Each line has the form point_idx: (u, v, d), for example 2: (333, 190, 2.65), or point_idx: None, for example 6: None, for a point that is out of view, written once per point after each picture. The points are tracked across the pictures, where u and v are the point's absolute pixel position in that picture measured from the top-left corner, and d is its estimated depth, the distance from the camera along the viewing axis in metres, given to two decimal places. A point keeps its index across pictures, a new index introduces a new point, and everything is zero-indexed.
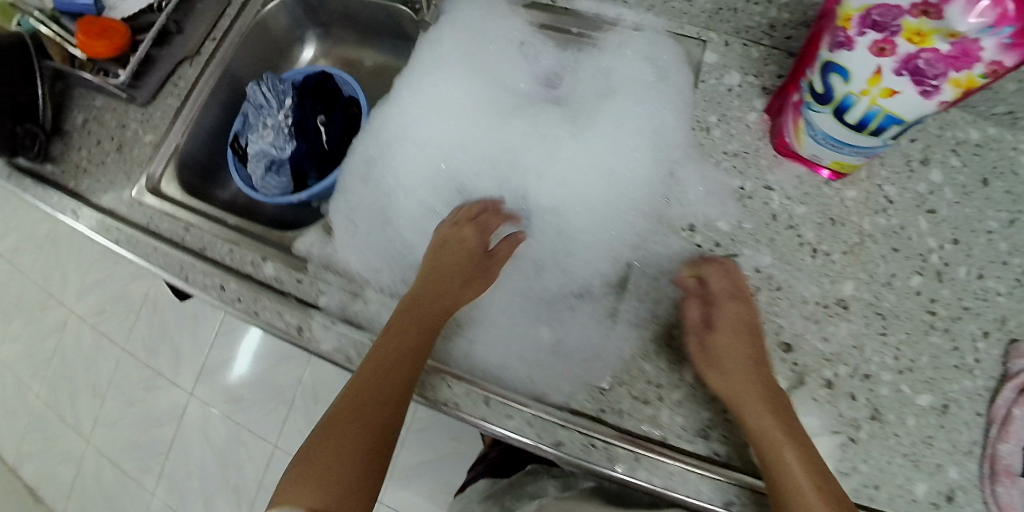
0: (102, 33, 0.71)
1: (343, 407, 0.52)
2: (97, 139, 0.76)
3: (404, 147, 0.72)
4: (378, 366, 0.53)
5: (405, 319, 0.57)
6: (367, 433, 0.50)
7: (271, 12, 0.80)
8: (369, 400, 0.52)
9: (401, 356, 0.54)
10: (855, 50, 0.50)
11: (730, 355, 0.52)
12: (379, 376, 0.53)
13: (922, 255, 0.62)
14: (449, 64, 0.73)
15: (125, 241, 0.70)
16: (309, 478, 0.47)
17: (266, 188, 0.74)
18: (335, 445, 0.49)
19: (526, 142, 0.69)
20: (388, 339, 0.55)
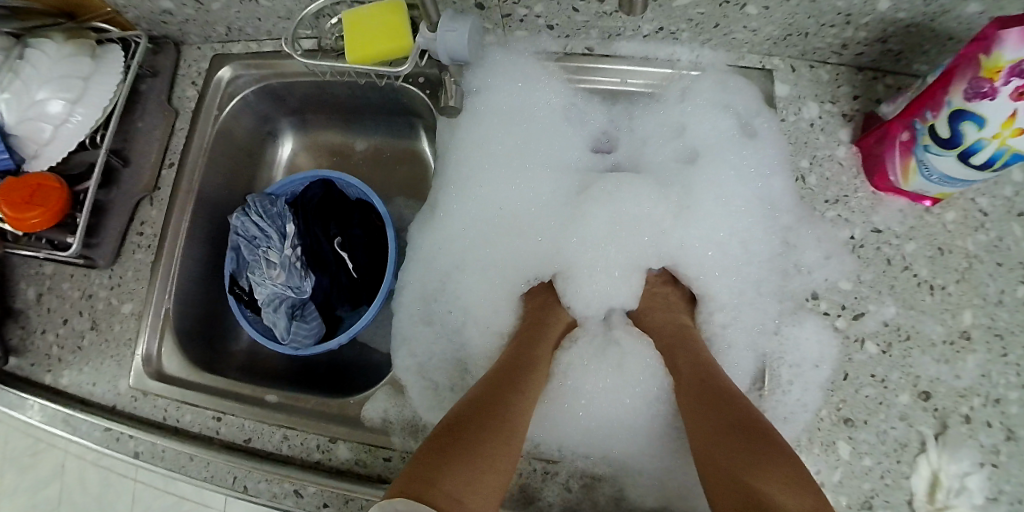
0: (33, 198, 0.57)
1: (462, 415, 0.46)
2: (62, 316, 0.64)
3: (471, 261, 0.65)
4: (499, 390, 0.49)
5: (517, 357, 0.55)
6: (495, 437, 0.45)
7: (233, 114, 0.68)
8: (493, 414, 0.47)
9: (522, 387, 0.51)
10: (998, 100, 0.43)
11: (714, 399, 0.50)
12: (501, 399, 0.48)
13: (1022, 262, 0.56)
14: (494, 156, 0.65)
15: (148, 453, 0.58)
16: (436, 469, 0.41)
17: (295, 338, 0.62)
18: (459, 440, 0.43)
19: (614, 222, 0.63)
20: (507, 368, 0.53)
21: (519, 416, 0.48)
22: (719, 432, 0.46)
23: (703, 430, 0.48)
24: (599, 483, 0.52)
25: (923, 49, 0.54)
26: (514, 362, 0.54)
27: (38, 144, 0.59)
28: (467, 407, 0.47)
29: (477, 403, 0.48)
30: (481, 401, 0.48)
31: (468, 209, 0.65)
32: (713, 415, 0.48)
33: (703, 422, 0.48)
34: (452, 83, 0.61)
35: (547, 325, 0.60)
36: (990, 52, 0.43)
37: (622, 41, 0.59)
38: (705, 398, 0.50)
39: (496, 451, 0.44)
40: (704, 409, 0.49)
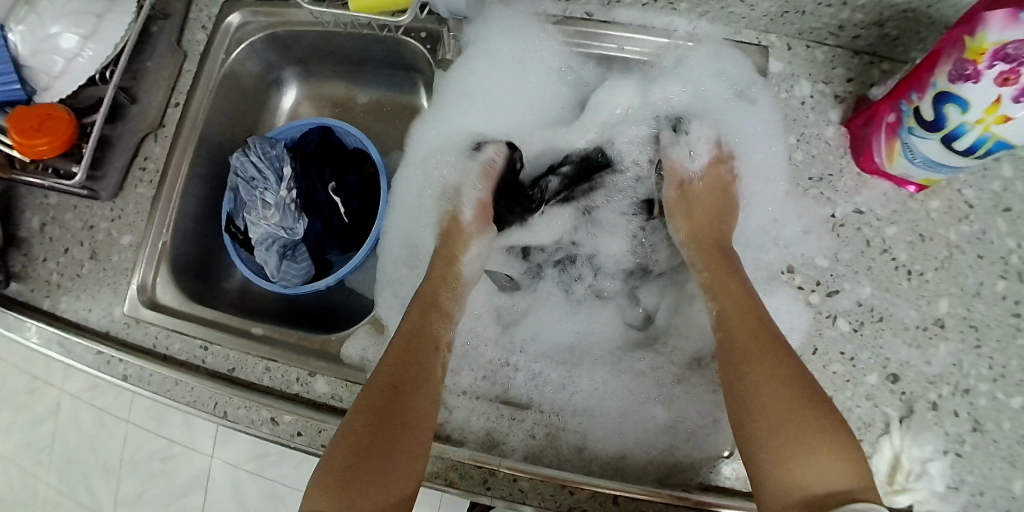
0: (41, 127, 0.59)
1: (348, 442, 0.47)
2: (63, 245, 0.67)
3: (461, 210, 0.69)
4: (385, 397, 0.50)
5: (405, 349, 0.54)
6: (381, 461, 0.46)
7: (239, 59, 0.71)
8: (389, 417, 0.49)
9: (412, 388, 0.51)
10: (981, 84, 0.43)
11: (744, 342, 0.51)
12: (388, 410, 0.49)
13: (1003, 257, 0.55)
14: (491, 113, 0.69)
15: (135, 377, 0.60)
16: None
17: (284, 278, 0.66)
18: (345, 477, 0.45)
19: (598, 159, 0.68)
20: (401, 358, 0.53)
21: (413, 420, 0.49)
22: (777, 393, 0.47)
23: (755, 386, 0.48)
24: (564, 433, 0.54)
25: (920, 36, 0.54)
26: (402, 365, 0.52)
27: (49, 76, 0.61)
28: (354, 426, 0.48)
29: (363, 420, 0.48)
30: (369, 417, 0.48)
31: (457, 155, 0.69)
32: (785, 370, 0.48)
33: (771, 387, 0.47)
34: (451, 37, 0.64)
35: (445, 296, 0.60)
36: (975, 33, 0.43)
37: (621, 8, 0.61)
38: (767, 351, 0.49)
39: (386, 474, 0.46)
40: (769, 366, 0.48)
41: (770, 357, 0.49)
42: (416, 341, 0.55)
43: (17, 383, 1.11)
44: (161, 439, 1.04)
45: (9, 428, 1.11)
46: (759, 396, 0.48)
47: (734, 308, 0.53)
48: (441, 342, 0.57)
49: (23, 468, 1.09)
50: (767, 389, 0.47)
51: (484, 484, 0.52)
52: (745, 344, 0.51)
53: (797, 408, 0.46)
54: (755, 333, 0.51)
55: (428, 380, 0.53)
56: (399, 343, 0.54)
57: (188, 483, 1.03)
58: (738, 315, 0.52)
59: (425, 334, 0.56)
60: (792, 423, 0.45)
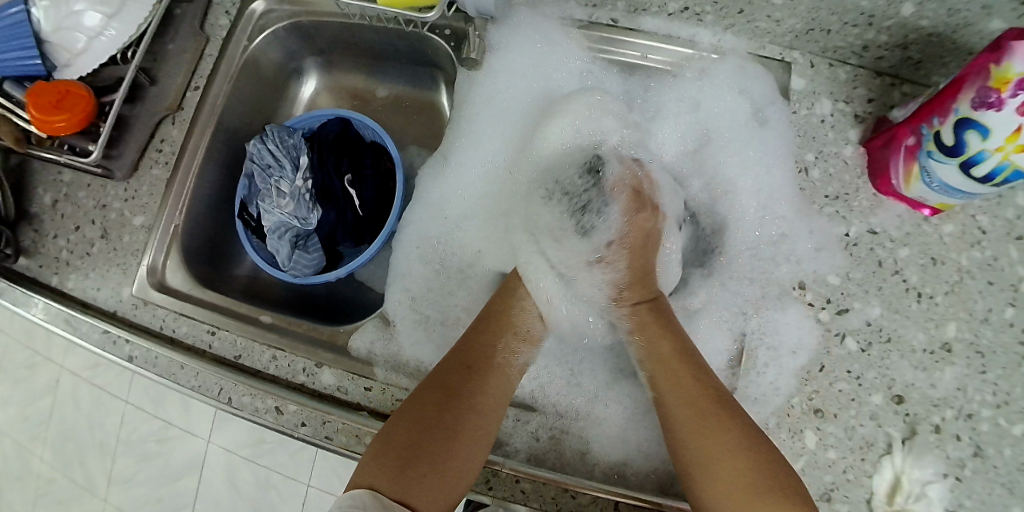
0: (60, 104, 0.59)
1: (419, 412, 0.51)
2: (75, 223, 0.66)
3: (472, 204, 0.69)
4: (459, 379, 0.54)
5: (498, 325, 0.59)
6: (450, 440, 0.50)
7: (261, 47, 0.71)
8: (457, 409, 0.52)
9: (486, 374, 0.55)
10: (1004, 112, 0.43)
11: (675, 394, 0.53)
12: (461, 391, 0.53)
13: (1012, 285, 0.55)
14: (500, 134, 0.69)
15: (141, 359, 0.60)
16: (394, 468, 0.48)
17: (296, 268, 0.67)
18: (413, 444, 0.50)
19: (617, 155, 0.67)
20: (476, 351, 0.57)
21: (483, 405, 0.53)
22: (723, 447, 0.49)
23: (716, 455, 0.49)
24: (566, 436, 0.55)
25: (943, 61, 0.55)
26: (476, 358, 0.56)
27: (71, 53, 0.61)
28: (427, 398, 0.52)
29: (437, 393, 0.53)
30: (443, 393, 0.53)
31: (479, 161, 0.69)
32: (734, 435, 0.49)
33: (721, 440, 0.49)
34: (476, 36, 0.65)
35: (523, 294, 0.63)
36: (1000, 62, 0.43)
37: (647, 17, 0.61)
38: (714, 419, 0.50)
39: (453, 448, 0.50)
40: (707, 425, 0.50)
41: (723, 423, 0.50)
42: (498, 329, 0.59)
43: (17, 357, 1.11)
44: (158, 420, 1.04)
45: (7, 401, 1.10)
46: (720, 467, 0.49)
47: (670, 380, 0.54)
48: (530, 323, 0.62)
49: (18, 442, 1.09)
50: (727, 460, 0.48)
51: (486, 484, 0.53)
52: (691, 414, 0.51)
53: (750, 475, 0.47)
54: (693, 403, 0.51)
55: (502, 369, 0.56)
56: (480, 329, 0.59)
57: (183, 466, 1.02)
58: (685, 399, 0.52)
59: (507, 323, 0.60)
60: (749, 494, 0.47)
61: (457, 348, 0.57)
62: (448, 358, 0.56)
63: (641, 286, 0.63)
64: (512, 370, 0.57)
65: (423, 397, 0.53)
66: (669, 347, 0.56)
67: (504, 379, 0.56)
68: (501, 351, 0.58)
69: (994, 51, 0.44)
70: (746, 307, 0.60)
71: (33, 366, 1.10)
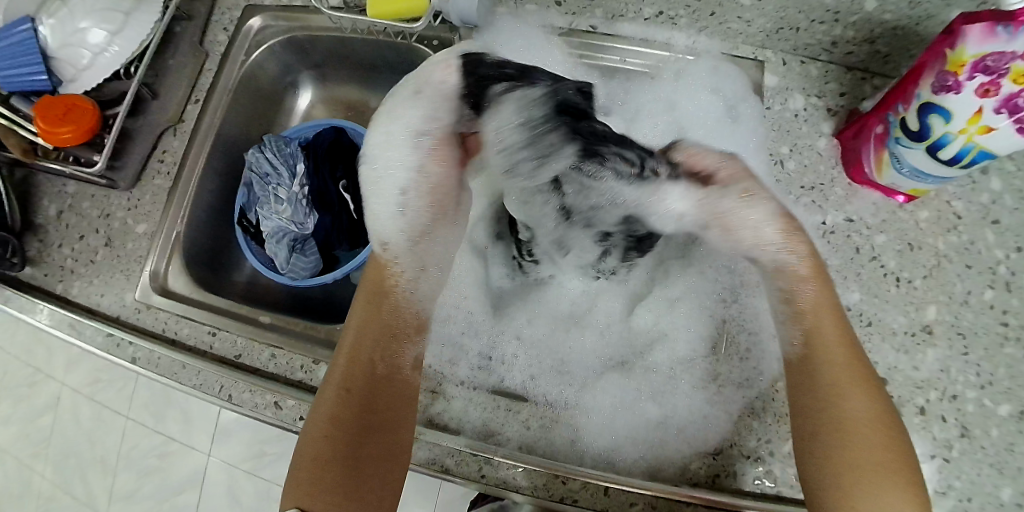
0: (66, 116, 0.61)
1: (313, 445, 0.50)
2: (79, 232, 0.69)
3: None
4: (353, 392, 0.52)
5: (377, 322, 0.56)
6: (353, 459, 0.50)
7: (258, 62, 0.74)
8: (364, 419, 0.51)
9: (377, 381, 0.53)
10: (963, 94, 0.45)
11: (828, 350, 0.50)
12: (351, 414, 0.51)
13: (991, 267, 0.56)
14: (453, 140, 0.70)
15: (143, 359, 0.62)
16: (306, 488, 0.48)
17: (293, 270, 0.70)
18: (315, 479, 0.48)
19: None
20: (364, 355, 0.54)
21: (384, 416, 0.52)
22: (876, 423, 0.47)
23: (862, 421, 0.47)
24: (557, 425, 0.57)
25: (910, 54, 0.57)
26: (365, 362, 0.54)
27: (76, 69, 0.64)
28: (320, 428, 0.50)
29: (337, 408, 0.51)
30: (335, 419, 0.50)
31: None
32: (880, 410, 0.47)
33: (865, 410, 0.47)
34: (462, 44, 0.69)
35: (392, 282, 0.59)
36: (955, 46, 0.46)
37: (625, 22, 0.65)
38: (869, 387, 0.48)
39: (365, 461, 0.50)
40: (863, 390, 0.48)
41: (877, 394, 0.48)
42: (374, 335, 0.55)
43: (20, 374, 1.12)
44: (158, 435, 1.05)
45: (9, 419, 1.12)
46: (866, 437, 0.46)
47: (825, 345, 0.50)
48: (407, 310, 0.59)
49: (20, 460, 1.10)
50: (871, 418, 0.47)
51: (478, 471, 0.54)
52: (834, 375, 0.49)
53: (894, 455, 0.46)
54: (858, 367, 0.49)
55: (385, 370, 0.54)
56: (362, 328, 0.55)
57: (186, 478, 1.03)
58: (848, 358, 0.49)
59: (387, 319, 0.57)
60: (891, 461, 0.46)
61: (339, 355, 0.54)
62: (337, 365, 0.54)
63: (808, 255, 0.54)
64: (397, 373, 0.55)
65: (320, 414, 0.51)
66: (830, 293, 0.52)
67: (393, 384, 0.54)
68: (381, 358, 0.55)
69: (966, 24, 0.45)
70: (728, 296, 0.61)
71: (37, 381, 1.11)
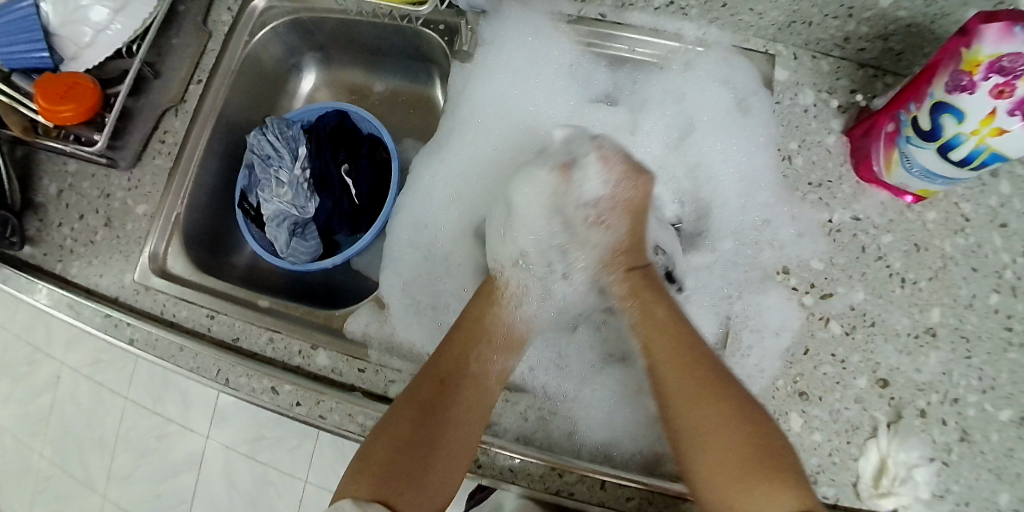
0: (66, 95, 0.61)
1: (396, 429, 0.50)
2: (79, 212, 0.68)
3: (451, 184, 0.71)
4: (436, 392, 0.53)
5: (473, 334, 0.58)
6: (422, 454, 0.50)
7: (261, 43, 0.73)
8: (440, 418, 0.52)
9: (463, 385, 0.55)
10: (978, 95, 0.44)
11: (664, 364, 0.53)
12: (437, 408, 0.52)
13: (998, 271, 0.55)
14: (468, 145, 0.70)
15: (141, 341, 0.62)
16: (374, 474, 0.48)
17: (293, 254, 0.70)
18: (389, 461, 0.48)
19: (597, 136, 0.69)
20: (455, 361, 0.56)
21: (461, 418, 0.52)
22: (707, 425, 0.48)
23: (700, 426, 0.48)
24: (554, 418, 0.56)
25: (923, 51, 0.56)
26: (452, 366, 0.55)
27: (77, 46, 0.63)
28: (404, 413, 0.51)
29: (417, 402, 0.52)
30: (419, 408, 0.52)
31: (459, 147, 0.71)
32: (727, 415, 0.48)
33: (702, 416, 0.49)
34: (469, 30, 0.67)
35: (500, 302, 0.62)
36: (971, 45, 0.45)
37: (635, 12, 0.63)
38: (711, 399, 0.49)
39: (433, 458, 0.50)
40: (691, 401, 0.49)
41: (715, 401, 0.49)
42: (476, 338, 0.58)
43: (19, 353, 1.12)
44: (156, 417, 1.05)
45: (8, 397, 1.12)
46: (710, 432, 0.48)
47: (672, 361, 0.53)
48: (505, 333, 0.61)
49: (18, 438, 1.11)
50: (703, 425, 0.48)
51: (475, 462, 0.54)
52: (668, 393, 0.52)
53: (739, 454, 0.46)
54: (693, 377, 0.51)
55: (475, 379, 0.56)
56: (455, 336, 0.58)
57: (182, 460, 1.03)
58: (674, 373, 0.52)
59: (484, 331, 0.59)
60: (739, 461, 0.46)
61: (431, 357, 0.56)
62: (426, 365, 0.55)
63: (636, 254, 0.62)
64: (491, 378, 0.57)
65: (403, 406, 0.52)
66: (657, 302, 0.57)
67: (484, 385, 0.56)
68: (478, 359, 0.57)
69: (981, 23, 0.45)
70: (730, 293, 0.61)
71: (36, 360, 1.11)
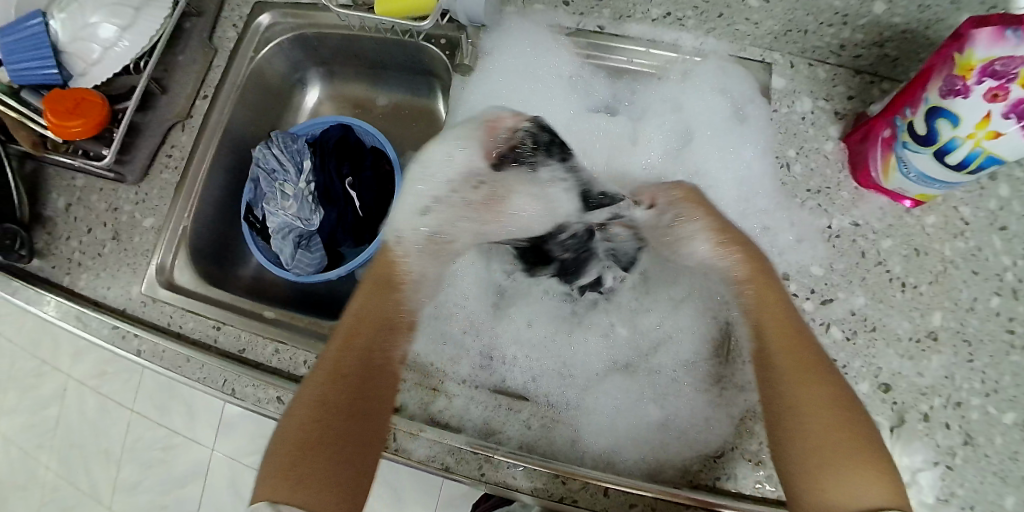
0: (76, 111, 0.62)
1: (297, 429, 0.48)
2: (87, 225, 0.69)
3: None
4: (342, 389, 0.51)
5: (369, 325, 0.56)
6: (337, 453, 0.49)
7: (267, 58, 0.75)
8: (349, 415, 0.50)
9: (368, 378, 0.53)
10: (971, 99, 0.45)
11: (777, 339, 0.50)
12: (338, 404, 0.50)
13: (997, 274, 0.56)
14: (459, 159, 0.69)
15: (149, 352, 0.62)
16: (287, 478, 0.46)
17: (298, 266, 0.70)
18: (303, 461, 0.47)
19: (600, 143, 0.69)
20: (355, 353, 0.53)
21: (370, 412, 0.52)
22: (814, 410, 0.46)
23: (813, 410, 0.46)
24: (558, 425, 0.57)
25: (919, 57, 0.57)
26: (355, 356, 0.53)
27: (86, 63, 0.65)
28: (305, 412, 0.49)
29: (323, 401, 0.50)
30: (321, 403, 0.50)
31: None
32: (829, 387, 0.47)
33: (815, 398, 0.46)
34: (469, 43, 0.69)
35: (393, 288, 0.59)
36: (963, 50, 0.45)
37: (633, 23, 0.64)
38: (813, 376, 0.47)
39: (348, 458, 0.49)
40: (808, 382, 0.47)
41: (820, 379, 0.47)
42: (369, 326, 0.56)
43: (27, 365, 1.13)
44: (162, 428, 1.05)
45: (16, 409, 1.13)
46: (812, 415, 0.46)
47: (776, 330, 0.51)
48: (401, 319, 0.59)
49: (26, 450, 1.12)
50: (816, 409, 0.46)
51: (479, 470, 0.54)
52: (772, 374, 0.49)
53: (844, 437, 0.45)
54: (800, 361, 0.48)
55: (378, 368, 0.55)
56: (352, 328, 0.55)
57: (189, 471, 1.04)
58: (788, 355, 0.49)
59: (382, 318, 0.57)
60: (842, 448, 0.44)
61: (329, 349, 0.53)
62: (326, 359, 0.53)
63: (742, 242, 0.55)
64: (394, 365, 0.56)
65: (309, 402, 0.50)
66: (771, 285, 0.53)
67: (385, 374, 0.55)
68: (378, 348, 0.55)
69: (978, 24, 0.45)
70: None
71: (44, 372, 1.12)
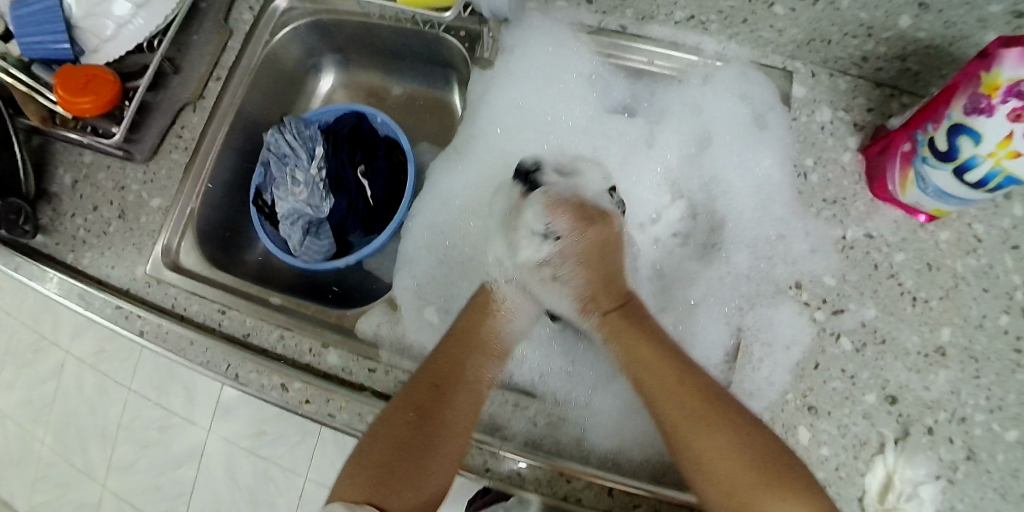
0: (86, 87, 0.61)
1: (392, 429, 0.51)
2: (93, 203, 0.68)
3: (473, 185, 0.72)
4: (429, 397, 0.54)
5: (463, 345, 0.59)
6: (416, 456, 0.51)
7: (282, 43, 0.74)
8: (435, 423, 0.52)
9: (456, 390, 0.55)
10: (995, 118, 0.45)
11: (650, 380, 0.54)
12: (430, 411, 0.53)
13: (1008, 293, 0.56)
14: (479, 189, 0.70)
15: (151, 334, 0.61)
16: (369, 476, 0.49)
17: (306, 253, 0.71)
18: (385, 459, 0.50)
19: (617, 143, 0.71)
20: (447, 367, 0.56)
21: (455, 422, 0.53)
22: (714, 446, 0.49)
23: (712, 448, 0.49)
24: (565, 424, 0.57)
25: (941, 73, 0.56)
26: (447, 369, 0.56)
27: (98, 40, 0.65)
28: (400, 416, 0.52)
29: (411, 406, 0.53)
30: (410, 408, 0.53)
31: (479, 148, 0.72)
32: (726, 422, 0.49)
33: (714, 440, 0.49)
34: (490, 37, 0.69)
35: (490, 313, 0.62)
36: (990, 68, 0.45)
37: (655, 24, 0.64)
38: (705, 417, 0.50)
39: (427, 463, 0.51)
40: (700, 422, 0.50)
41: (715, 417, 0.49)
42: (465, 347, 0.59)
43: (24, 340, 1.12)
44: (158, 410, 1.04)
45: (11, 384, 1.12)
46: (713, 452, 0.49)
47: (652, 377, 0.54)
48: (496, 341, 0.61)
49: (20, 426, 1.11)
50: (717, 449, 0.48)
51: (484, 465, 0.54)
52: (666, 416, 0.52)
53: (752, 470, 0.47)
54: (682, 401, 0.51)
55: (468, 384, 0.56)
56: (448, 345, 0.58)
57: (183, 454, 1.03)
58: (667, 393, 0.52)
59: (476, 339, 0.60)
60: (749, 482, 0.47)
61: (427, 360, 0.57)
62: (421, 370, 0.56)
63: (609, 293, 0.61)
64: (484, 385, 0.57)
65: (399, 406, 0.53)
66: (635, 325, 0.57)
67: (474, 392, 0.56)
68: (470, 366, 0.57)
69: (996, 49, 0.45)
70: (740, 304, 0.61)
71: (40, 348, 1.11)
